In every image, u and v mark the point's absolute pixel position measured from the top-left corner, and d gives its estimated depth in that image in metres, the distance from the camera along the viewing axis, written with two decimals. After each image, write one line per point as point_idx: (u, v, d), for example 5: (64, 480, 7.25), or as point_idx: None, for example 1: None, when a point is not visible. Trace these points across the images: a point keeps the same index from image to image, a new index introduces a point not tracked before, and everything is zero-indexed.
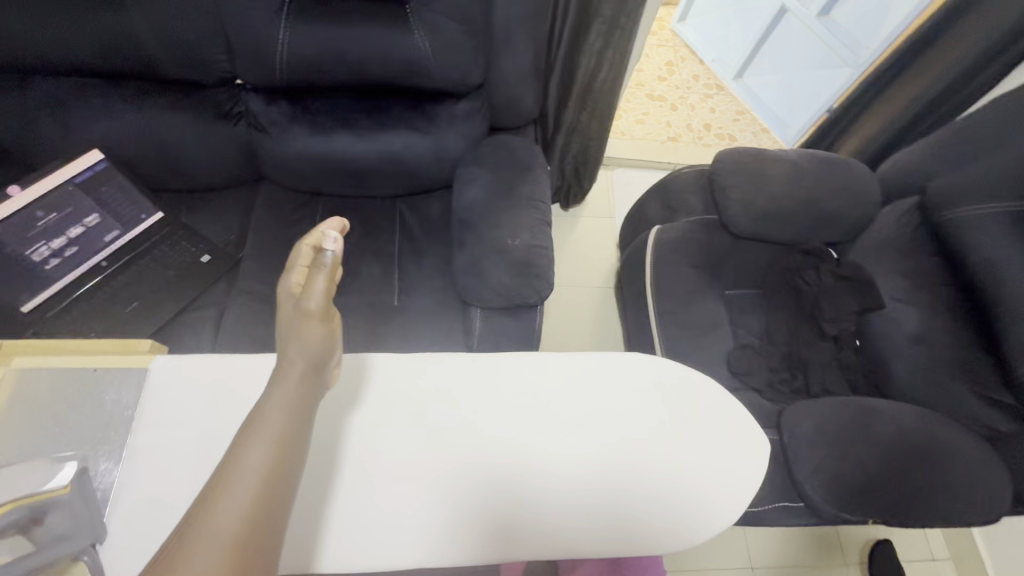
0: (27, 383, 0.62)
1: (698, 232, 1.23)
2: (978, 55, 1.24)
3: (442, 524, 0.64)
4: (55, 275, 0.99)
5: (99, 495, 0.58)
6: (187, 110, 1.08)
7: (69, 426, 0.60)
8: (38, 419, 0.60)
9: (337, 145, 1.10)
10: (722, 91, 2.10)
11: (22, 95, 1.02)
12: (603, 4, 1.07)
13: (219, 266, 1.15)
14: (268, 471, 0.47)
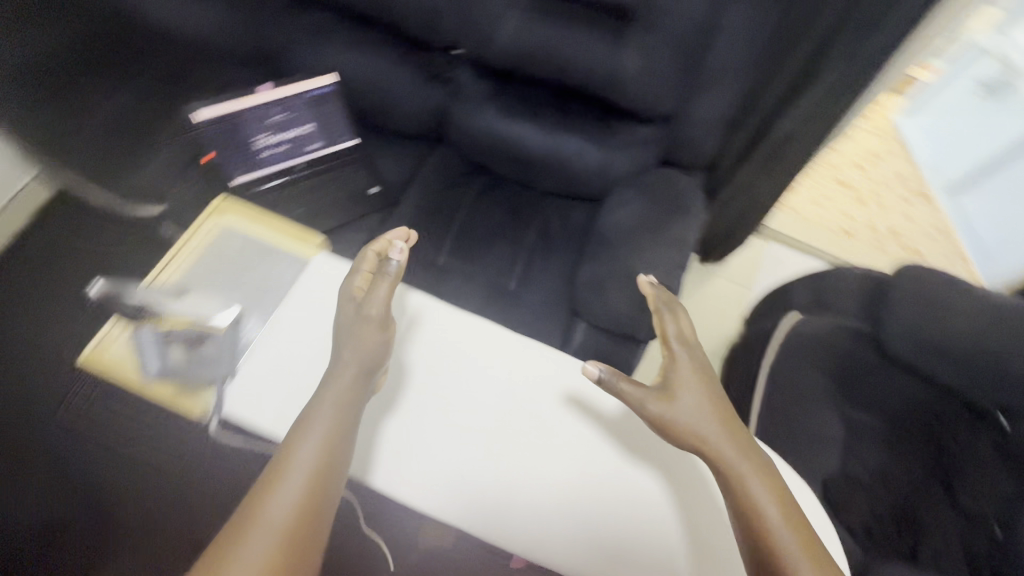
0: (224, 233, 0.79)
1: (837, 337, 1.14)
2: None
3: (461, 488, 0.66)
4: (264, 163, 1.19)
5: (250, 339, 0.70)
6: (408, 63, 1.23)
7: (244, 280, 0.76)
8: (227, 267, 0.77)
9: (516, 130, 1.18)
10: (928, 202, 1.86)
11: (297, 17, 1.23)
12: (831, 77, 1.00)
13: (381, 201, 1.29)
14: (315, 485, 0.54)
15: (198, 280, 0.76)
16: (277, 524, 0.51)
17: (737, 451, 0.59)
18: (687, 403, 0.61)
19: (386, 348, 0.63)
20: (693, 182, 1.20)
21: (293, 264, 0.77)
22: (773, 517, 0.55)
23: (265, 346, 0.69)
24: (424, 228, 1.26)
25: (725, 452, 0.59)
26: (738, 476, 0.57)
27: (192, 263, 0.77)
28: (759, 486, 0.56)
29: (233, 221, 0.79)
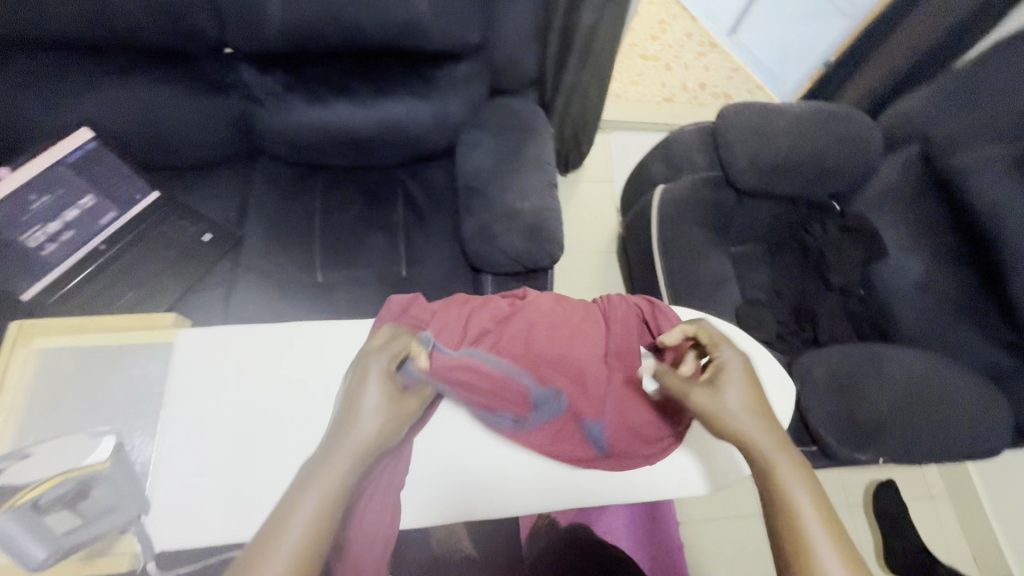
0: (51, 364, 0.58)
1: (702, 188, 1.22)
2: (940, 35, 1.26)
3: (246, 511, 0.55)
4: (52, 259, 0.93)
5: (138, 468, 0.55)
6: (176, 84, 1.03)
7: (98, 398, 0.57)
8: (70, 393, 0.57)
9: (336, 114, 1.07)
10: (715, 50, 2.01)
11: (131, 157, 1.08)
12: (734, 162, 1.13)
13: (222, 244, 1.11)
14: (321, 499, 0.48)
15: (43, 417, 0.56)
16: (334, 469, 0.50)
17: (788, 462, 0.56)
18: (733, 397, 0.61)
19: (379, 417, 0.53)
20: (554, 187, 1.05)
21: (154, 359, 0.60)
22: (789, 471, 0.56)
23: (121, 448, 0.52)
24: (284, 271, 1.09)
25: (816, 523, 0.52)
26: (754, 384, 0.62)
27: (25, 410, 0.56)
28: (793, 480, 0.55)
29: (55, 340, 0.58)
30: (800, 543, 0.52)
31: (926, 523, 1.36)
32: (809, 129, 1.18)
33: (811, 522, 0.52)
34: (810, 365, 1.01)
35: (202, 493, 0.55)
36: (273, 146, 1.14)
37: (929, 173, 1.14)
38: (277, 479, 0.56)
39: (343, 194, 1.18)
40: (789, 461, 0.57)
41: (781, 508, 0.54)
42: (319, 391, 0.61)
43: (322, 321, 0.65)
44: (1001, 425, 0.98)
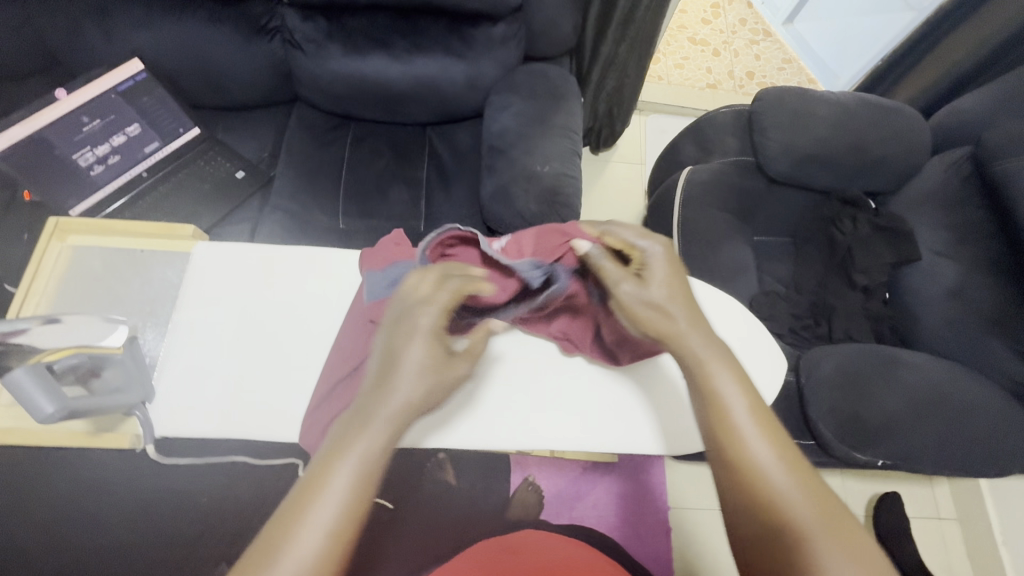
0: (81, 261, 0.63)
1: (730, 173, 1.20)
2: (1009, 32, 1.19)
3: (239, 419, 0.58)
4: (99, 180, 1.00)
5: (148, 361, 0.60)
6: (224, 24, 1.07)
7: (120, 296, 0.62)
8: (94, 290, 0.61)
9: (370, 65, 1.09)
10: (769, 38, 1.94)
11: (176, 91, 1.13)
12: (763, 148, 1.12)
13: (254, 183, 1.15)
14: (380, 450, 0.44)
15: (70, 307, 0.60)
16: (374, 445, 0.44)
17: (740, 400, 0.51)
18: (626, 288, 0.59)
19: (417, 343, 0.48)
20: (575, 156, 1.05)
21: (171, 267, 0.64)
22: (748, 420, 0.50)
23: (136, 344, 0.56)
24: (308, 212, 1.13)
25: (802, 500, 0.45)
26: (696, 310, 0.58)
27: (54, 300, 0.60)
28: (757, 434, 0.49)
29: (87, 241, 0.63)
30: (764, 492, 0.46)
31: (927, 540, 1.32)
32: (850, 119, 1.13)
33: (773, 468, 0.47)
34: (819, 359, 0.99)
35: (203, 389, 0.59)
36: (309, 94, 1.18)
37: (975, 175, 1.08)
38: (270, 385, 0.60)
39: (371, 147, 1.21)
40: (750, 415, 0.50)
41: (740, 471, 0.47)
42: (318, 310, 0.64)
43: (329, 250, 0.67)
44: (1021, 444, 0.93)
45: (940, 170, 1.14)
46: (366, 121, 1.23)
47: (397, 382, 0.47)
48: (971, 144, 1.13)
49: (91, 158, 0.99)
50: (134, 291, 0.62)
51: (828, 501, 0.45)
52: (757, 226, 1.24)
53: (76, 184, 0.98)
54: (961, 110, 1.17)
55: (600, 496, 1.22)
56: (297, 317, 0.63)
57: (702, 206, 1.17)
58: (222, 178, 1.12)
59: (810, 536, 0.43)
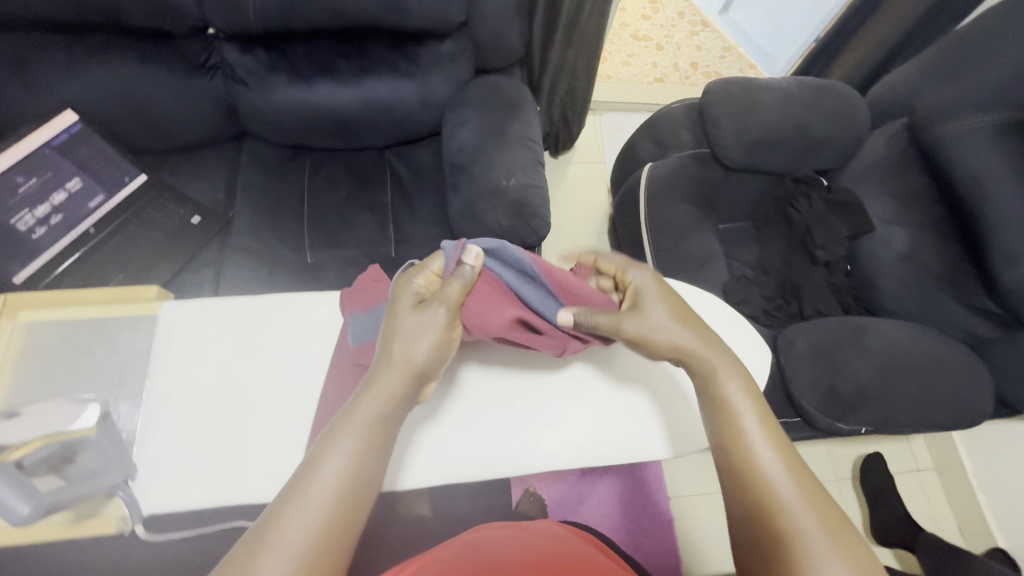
0: (37, 337, 0.59)
1: (689, 165, 1.23)
2: (927, 7, 1.26)
3: (231, 481, 0.56)
4: (43, 242, 0.93)
5: (124, 437, 0.56)
6: (160, 64, 1.02)
7: (85, 371, 0.58)
8: (56, 368, 0.58)
9: (319, 93, 1.07)
10: (707, 28, 2.00)
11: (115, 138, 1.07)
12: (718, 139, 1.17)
13: (211, 226, 1.11)
14: (378, 425, 0.50)
15: (31, 389, 0.57)
16: (379, 402, 0.51)
17: (747, 407, 0.56)
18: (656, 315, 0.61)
19: (419, 326, 0.54)
20: (537, 164, 1.06)
21: (137, 331, 0.61)
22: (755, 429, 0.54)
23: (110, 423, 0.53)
24: (272, 250, 1.09)
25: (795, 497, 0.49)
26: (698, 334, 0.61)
27: (13, 384, 0.57)
28: (757, 433, 0.53)
29: (42, 316, 0.59)
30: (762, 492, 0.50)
31: (911, 493, 1.39)
32: (793, 103, 1.18)
33: (771, 469, 0.51)
34: (793, 338, 1.03)
35: (189, 458, 0.56)
36: (258, 128, 1.15)
37: (911, 144, 1.14)
38: (259, 442, 0.58)
39: (330, 176, 1.18)
40: (754, 419, 0.55)
41: (738, 465, 0.52)
42: (300, 358, 0.62)
43: (303, 294, 0.66)
44: (985, 394, 0.99)
45: (880, 142, 1.20)
46: (322, 149, 1.20)
47: (397, 359, 0.53)
48: (905, 115, 1.20)
49: (31, 220, 0.92)
50: (101, 363, 0.59)
51: (826, 504, 0.48)
52: (720, 214, 1.28)
53: (18, 250, 0.91)
54: (891, 83, 1.24)
55: (602, 499, 1.22)
56: (279, 367, 0.61)
57: (666, 201, 1.20)
58: (176, 225, 1.07)
59: (806, 539, 0.46)
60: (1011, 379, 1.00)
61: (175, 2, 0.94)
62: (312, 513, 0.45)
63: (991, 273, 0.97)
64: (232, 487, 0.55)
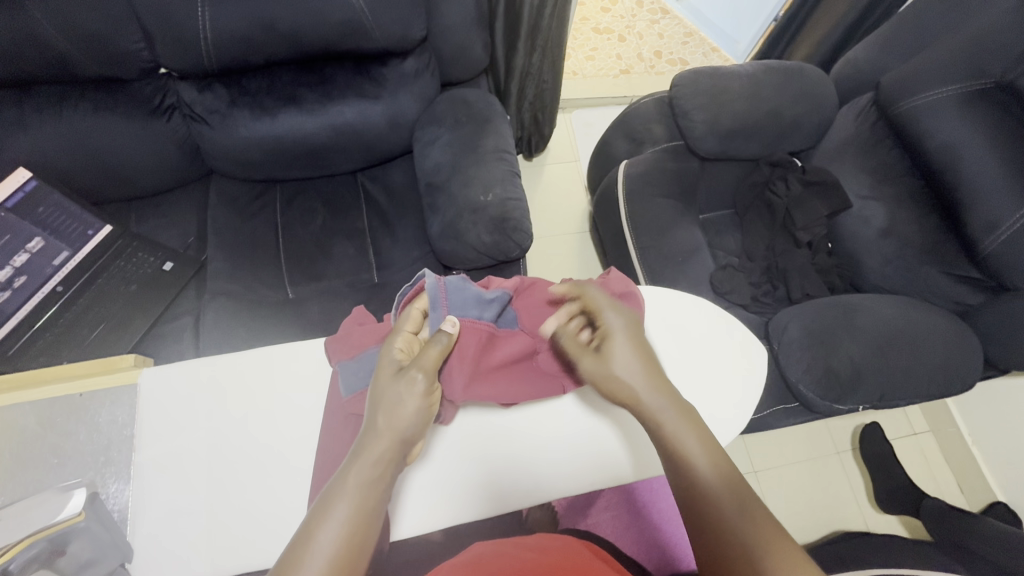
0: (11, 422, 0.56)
1: (665, 159, 1.22)
2: None
3: (234, 552, 0.54)
4: (8, 308, 0.89)
5: (116, 517, 0.54)
6: (113, 110, 0.98)
7: (66, 453, 0.55)
8: (35, 454, 0.55)
9: (284, 125, 1.04)
10: (667, 15, 1.99)
11: (73, 191, 1.03)
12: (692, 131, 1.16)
13: (185, 270, 1.07)
14: (366, 498, 0.48)
15: (12, 480, 0.54)
16: (369, 465, 0.50)
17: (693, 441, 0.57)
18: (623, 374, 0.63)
19: (401, 387, 0.54)
20: (515, 176, 1.04)
21: (117, 404, 0.58)
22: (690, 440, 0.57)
23: (99, 507, 0.51)
24: (252, 289, 1.06)
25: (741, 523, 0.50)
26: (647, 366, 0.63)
27: None
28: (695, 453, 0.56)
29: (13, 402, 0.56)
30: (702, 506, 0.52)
31: (911, 458, 1.42)
32: (761, 88, 1.18)
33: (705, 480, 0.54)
34: (785, 324, 1.04)
35: (187, 530, 0.54)
36: (223, 165, 1.11)
37: (881, 120, 1.15)
38: (260, 505, 0.56)
39: (303, 206, 1.15)
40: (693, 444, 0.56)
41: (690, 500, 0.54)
42: (292, 412, 0.60)
43: (290, 343, 0.64)
44: (974, 360, 1.01)
45: (850, 119, 1.21)
46: (292, 179, 1.17)
47: (373, 427, 0.52)
48: (871, 90, 1.21)
49: None
50: (82, 441, 0.56)
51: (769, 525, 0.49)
52: (700, 204, 1.28)
53: None
54: (855, 59, 1.25)
55: (611, 498, 1.19)
56: (274, 424, 0.59)
57: (646, 198, 1.19)
58: (148, 274, 1.03)
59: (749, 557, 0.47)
60: (997, 342, 1.02)
61: (123, 46, 0.90)
62: None
63: (972, 240, 0.99)
64: (237, 557, 0.53)
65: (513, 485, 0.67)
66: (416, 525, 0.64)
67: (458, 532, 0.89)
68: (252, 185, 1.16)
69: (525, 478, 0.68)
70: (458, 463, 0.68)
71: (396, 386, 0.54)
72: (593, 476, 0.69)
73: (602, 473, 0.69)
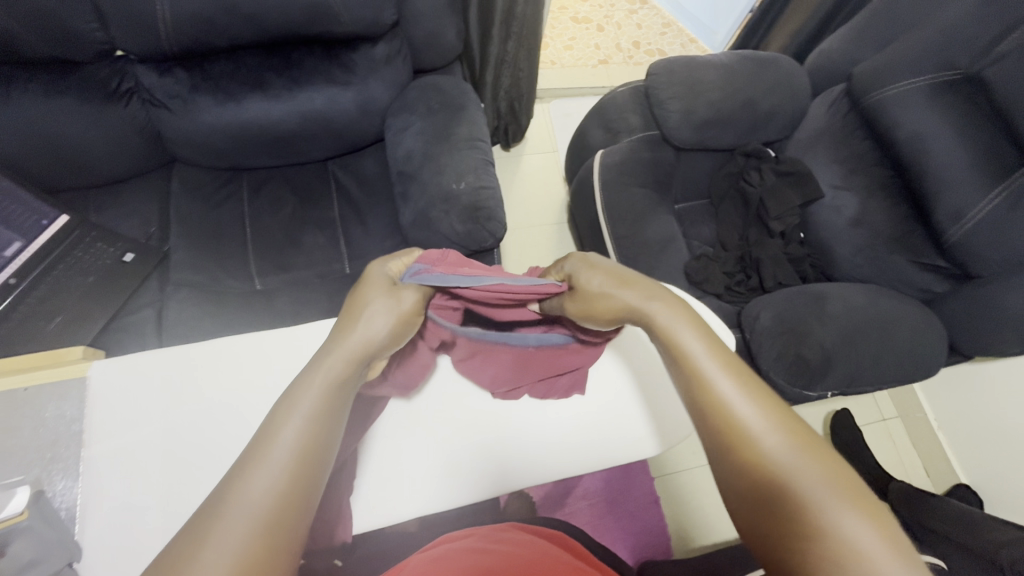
0: None
1: (641, 149, 1.22)
2: None
3: None
4: None
5: (64, 515, 0.52)
6: (67, 93, 0.94)
7: (11, 449, 0.54)
8: None
9: (249, 111, 1.00)
10: (645, 6, 1.98)
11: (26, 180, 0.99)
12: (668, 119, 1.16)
13: (147, 262, 1.04)
14: (328, 398, 0.47)
15: None
16: (336, 370, 0.49)
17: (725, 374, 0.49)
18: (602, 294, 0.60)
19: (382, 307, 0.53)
20: (489, 165, 1.03)
21: (66, 399, 0.56)
22: (719, 369, 0.49)
23: (47, 507, 0.49)
24: (217, 280, 1.03)
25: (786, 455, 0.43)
26: (674, 338, 0.53)
27: None
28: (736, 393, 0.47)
29: None
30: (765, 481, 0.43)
31: (881, 443, 1.45)
32: (736, 77, 1.18)
33: (763, 436, 0.44)
34: (758, 312, 1.05)
35: (138, 528, 0.52)
36: (186, 152, 1.08)
37: (853, 111, 1.17)
38: None
39: (272, 195, 1.12)
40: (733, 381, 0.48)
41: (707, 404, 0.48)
42: (251, 404, 0.58)
43: (253, 333, 0.62)
44: (939, 346, 1.03)
45: (823, 109, 1.22)
46: (260, 168, 1.14)
47: (349, 341, 0.50)
48: (844, 81, 1.22)
49: None
50: (27, 438, 0.54)
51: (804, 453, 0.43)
52: (676, 194, 1.28)
53: None
54: (828, 51, 1.26)
55: (588, 487, 1.20)
56: (233, 416, 0.57)
57: (621, 188, 1.19)
58: (108, 265, 0.99)
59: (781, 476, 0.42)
60: (960, 329, 1.04)
61: (75, 26, 0.86)
62: (260, 497, 0.40)
63: (939, 228, 1.01)
64: None
65: (484, 475, 0.67)
66: (385, 517, 0.64)
67: (432, 524, 0.88)
68: (219, 175, 1.13)
69: (496, 467, 0.68)
70: (422, 459, 0.67)
71: (383, 306, 0.53)
72: (563, 463, 0.69)
73: (570, 463, 0.69)
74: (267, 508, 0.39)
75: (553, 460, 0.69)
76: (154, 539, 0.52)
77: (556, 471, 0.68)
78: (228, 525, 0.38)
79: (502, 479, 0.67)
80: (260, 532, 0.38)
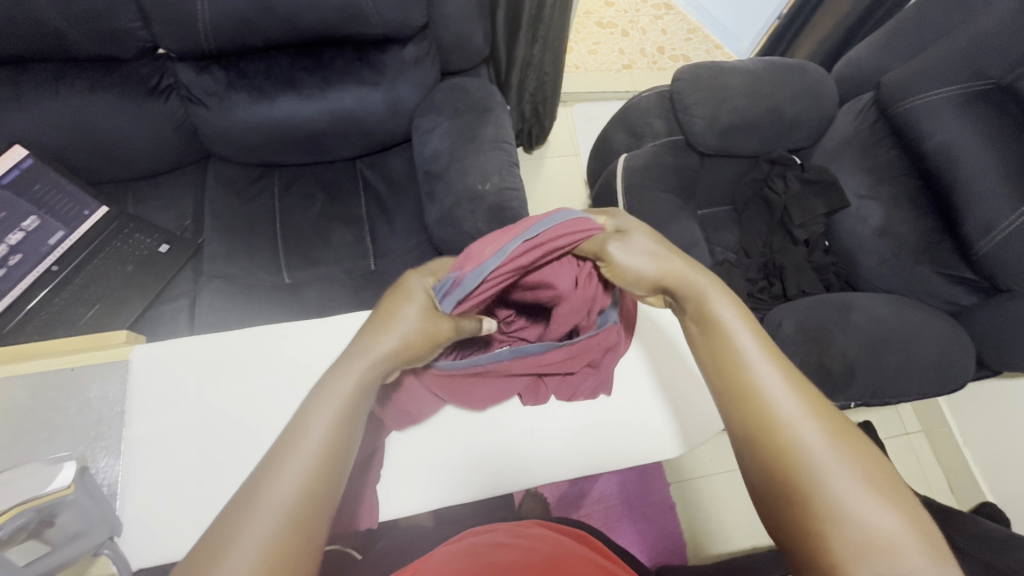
0: None
1: (664, 154, 1.22)
2: None
3: None
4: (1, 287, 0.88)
5: (106, 491, 0.54)
6: (110, 89, 0.98)
7: (57, 427, 0.56)
8: (24, 428, 0.55)
9: (281, 109, 1.03)
10: (671, 11, 1.98)
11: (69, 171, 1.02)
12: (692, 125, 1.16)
13: (181, 253, 1.07)
14: (354, 392, 0.47)
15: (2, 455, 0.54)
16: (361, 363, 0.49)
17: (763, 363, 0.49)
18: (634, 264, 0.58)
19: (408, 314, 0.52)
20: (514, 166, 1.04)
21: (109, 381, 0.58)
22: (760, 356, 0.49)
23: (91, 484, 0.51)
24: (248, 272, 1.06)
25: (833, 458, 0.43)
26: (716, 324, 0.53)
27: None
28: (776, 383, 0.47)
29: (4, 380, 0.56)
30: (793, 471, 0.43)
31: (903, 457, 1.43)
32: (762, 84, 1.17)
33: (798, 423, 0.44)
34: (780, 319, 1.05)
35: (174, 508, 0.54)
36: (220, 148, 1.11)
37: (881, 120, 1.15)
38: None
39: (302, 191, 1.15)
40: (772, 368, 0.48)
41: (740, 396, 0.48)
42: (282, 393, 0.60)
43: (285, 324, 0.64)
44: (967, 359, 1.02)
45: (851, 117, 1.21)
46: (289, 164, 1.17)
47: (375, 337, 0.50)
48: (873, 89, 1.20)
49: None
50: (71, 416, 0.56)
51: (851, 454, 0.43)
52: (699, 200, 1.28)
53: None
54: (857, 58, 1.24)
55: (605, 489, 1.20)
56: (264, 404, 0.59)
57: (644, 192, 1.19)
58: (144, 255, 1.03)
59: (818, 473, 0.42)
60: (989, 343, 1.03)
61: (120, 25, 0.90)
62: (279, 498, 0.40)
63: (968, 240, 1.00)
64: None
65: (503, 470, 0.68)
66: (406, 506, 0.65)
67: (450, 519, 0.90)
68: (251, 170, 1.16)
69: (515, 462, 0.69)
70: (443, 452, 0.68)
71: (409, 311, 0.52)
72: (581, 461, 0.70)
73: (589, 461, 0.70)
74: (290, 511, 0.40)
75: (572, 458, 0.70)
76: (189, 518, 0.54)
77: (574, 470, 0.69)
78: (253, 524, 0.39)
79: (521, 473, 0.68)
80: (282, 533, 0.39)
